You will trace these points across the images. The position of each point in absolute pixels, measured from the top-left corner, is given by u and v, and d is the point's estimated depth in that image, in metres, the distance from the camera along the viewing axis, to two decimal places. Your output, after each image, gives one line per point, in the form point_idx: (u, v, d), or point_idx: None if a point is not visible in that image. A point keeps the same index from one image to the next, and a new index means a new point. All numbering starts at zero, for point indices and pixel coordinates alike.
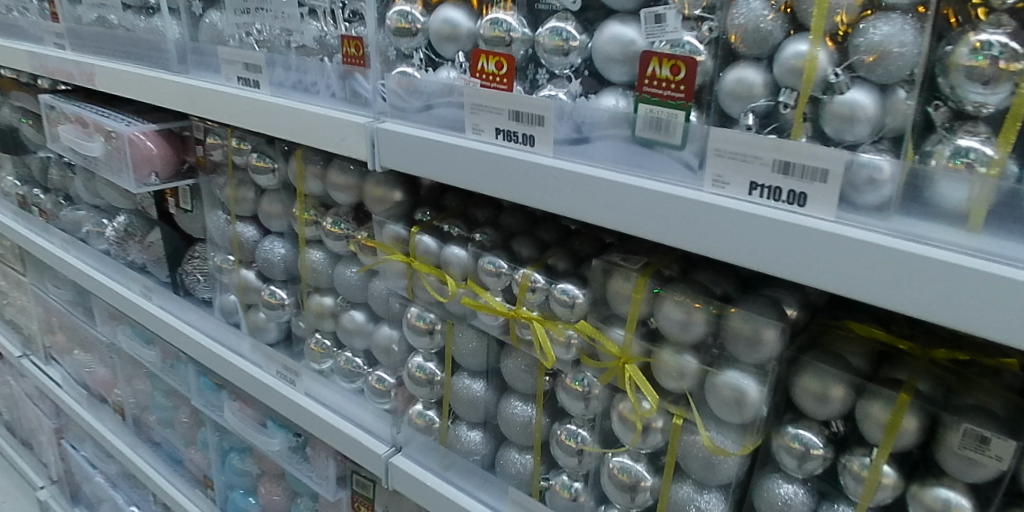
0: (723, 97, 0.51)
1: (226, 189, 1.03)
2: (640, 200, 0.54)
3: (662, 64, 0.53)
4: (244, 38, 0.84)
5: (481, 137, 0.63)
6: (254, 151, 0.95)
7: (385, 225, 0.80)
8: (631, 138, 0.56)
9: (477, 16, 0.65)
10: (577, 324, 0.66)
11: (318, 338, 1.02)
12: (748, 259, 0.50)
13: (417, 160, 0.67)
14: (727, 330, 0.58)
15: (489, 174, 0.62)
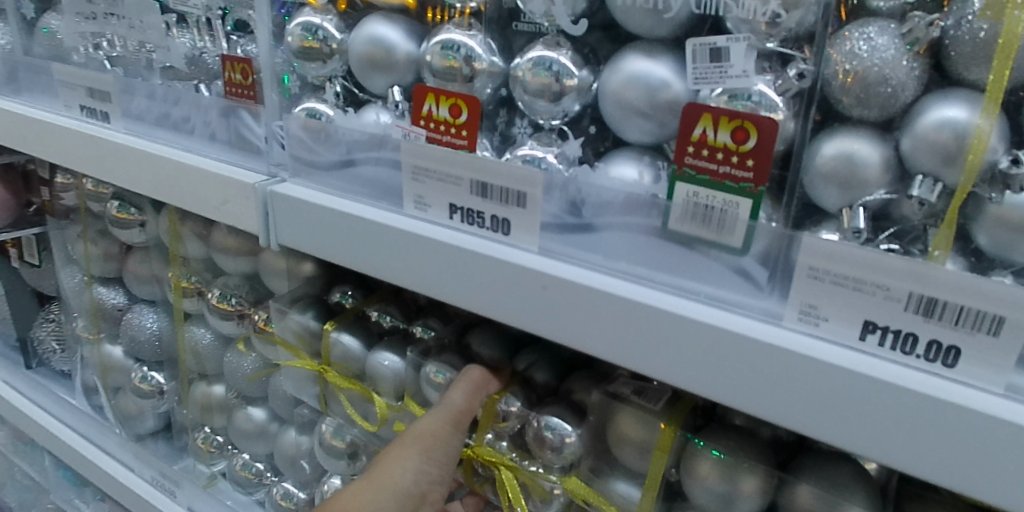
0: (813, 181, 0.34)
1: (78, 243, 0.77)
2: (677, 333, 0.35)
3: (718, 125, 0.34)
4: (91, 53, 0.61)
5: (426, 214, 0.43)
6: (114, 197, 0.69)
7: (285, 315, 0.58)
8: (660, 231, 0.37)
9: (419, 36, 0.45)
10: (565, 480, 0.46)
11: (207, 432, 0.76)
12: (854, 444, 0.31)
13: (330, 241, 0.46)
14: (790, 511, 0.39)
15: (440, 271, 0.42)
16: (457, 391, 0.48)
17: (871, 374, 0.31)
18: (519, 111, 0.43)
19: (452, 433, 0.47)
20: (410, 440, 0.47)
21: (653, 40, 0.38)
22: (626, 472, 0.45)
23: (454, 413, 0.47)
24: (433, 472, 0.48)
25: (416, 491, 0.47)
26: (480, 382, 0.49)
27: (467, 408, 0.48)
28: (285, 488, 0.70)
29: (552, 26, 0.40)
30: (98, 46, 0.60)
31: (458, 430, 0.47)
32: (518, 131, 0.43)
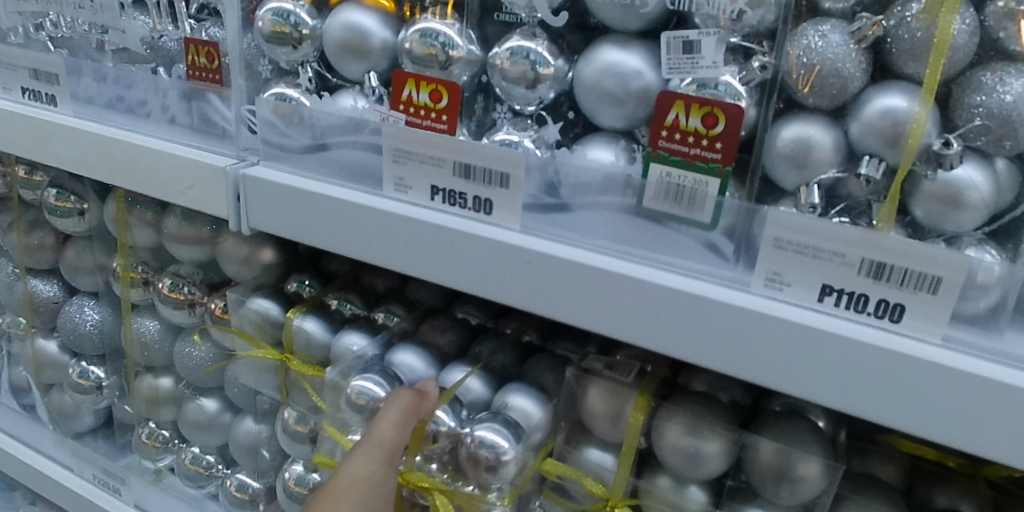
0: (773, 162, 0.38)
1: (10, 233, 0.73)
2: (655, 301, 0.38)
3: (689, 111, 0.38)
4: (32, 33, 0.58)
5: (406, 197, 0.44)
6: (51, 185, 0.66)
7: (242, 305, 0.57)
8: (635, 209, 0.40)
9: (396, 25, 0.46)
10: (538, 464, 0.48)
11: (151, 426, 0.72)
12: (816, 393, 0.35)
13: (307, 225, 0.46)
14: (752, 465, 0.44)
15: (423, 250, 0.43)
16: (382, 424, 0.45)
17: (829, 331, 0.35)
18: (496, 98, 0.45)
19: (387, 471, 0.44)
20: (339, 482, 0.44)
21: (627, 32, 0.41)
22: (599, 440, 0.48)
23: (387, 447, 0.44)
24: None
25: None
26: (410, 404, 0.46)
27: (401, 439, 0.45)
28: (240, 479, 0.68)
29: (533, 17, 0.43)
30: (42, 27, 0.58)
31: (392, 465, 0.45)
32: (498, 116, 0.45)
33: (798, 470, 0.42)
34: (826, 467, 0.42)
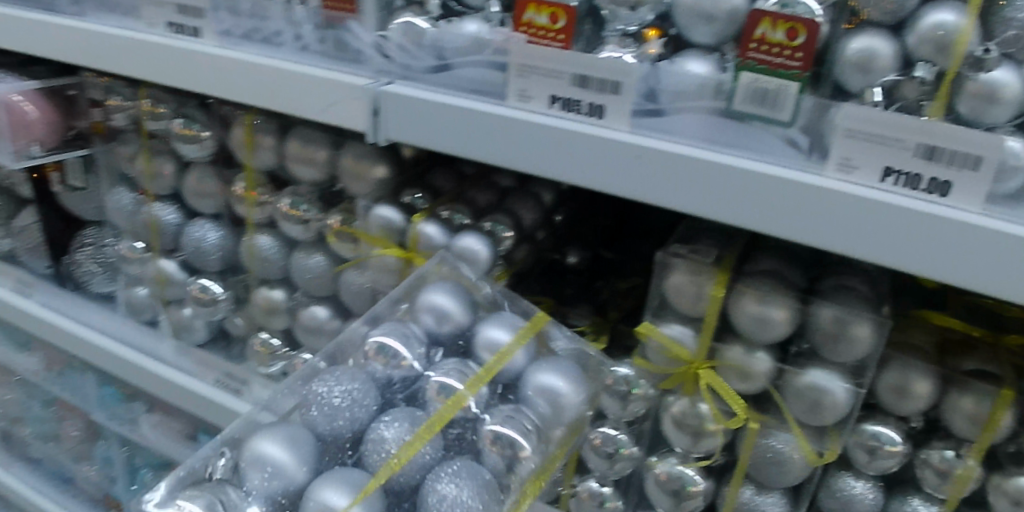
0: (843, 68, 0.47)
1: (138, 161, 0.80)
2: (743, 187, 0.47)
3: (775, 26, 0.47)
4: None
5: (528, 105, 0.51)
6: (179, 115, 0.74)
7: (370, 211, 0.64)
8: (725, 111, 0.49)
9: None
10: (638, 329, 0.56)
11: (264, 336, 0.79)
12: (875, 255, 0.44)
13: (434, 131, 0.52)
14: (814, 328, 0.53)
15: (541, 150, 0.50)
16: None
17: (890, 205, 0.43)
18: (603, 22, 0.52)
19: None
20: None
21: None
22: (679, 317, 0.56)
23: None
24: None
25: None
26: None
27: None
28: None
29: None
30: None
31: None
32: (605, 36, 0.52)
33: (852, 332, 0.51)
34: (875, 327, 0.51)
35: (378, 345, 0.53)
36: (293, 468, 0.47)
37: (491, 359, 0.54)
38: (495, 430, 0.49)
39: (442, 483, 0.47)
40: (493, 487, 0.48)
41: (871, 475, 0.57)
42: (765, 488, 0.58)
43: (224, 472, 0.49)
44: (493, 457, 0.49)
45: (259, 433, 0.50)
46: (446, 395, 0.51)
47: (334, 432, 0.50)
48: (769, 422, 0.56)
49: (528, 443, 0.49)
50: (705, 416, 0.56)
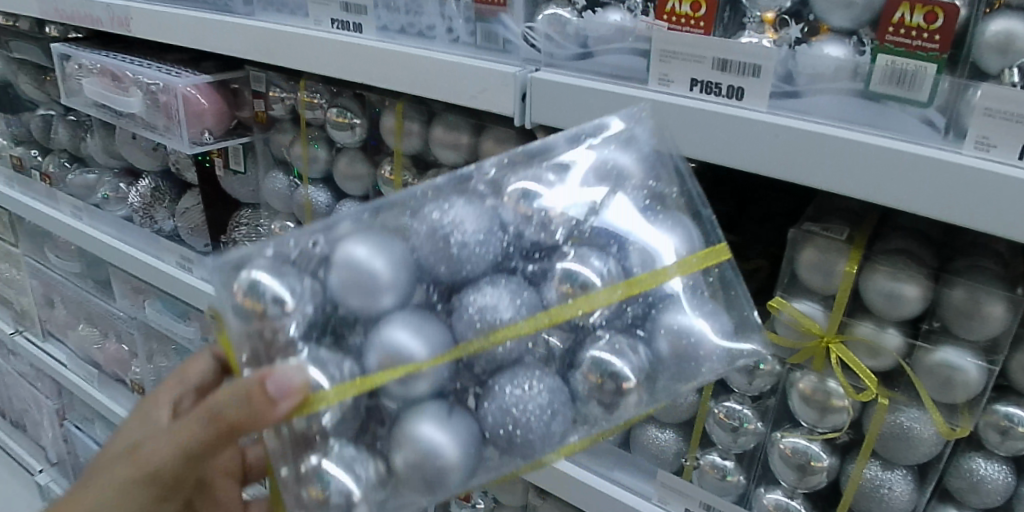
0: (981, 50, 0.49)
1: (295, 147, 0.84)
2: (877, 162, 0.49)
3: (913, 10, 0.49)
4: None
5: (669, 89, 0.55)
6: (332, 105, 0.79)
7: None
8: (862, 92, 0.50)
9: None
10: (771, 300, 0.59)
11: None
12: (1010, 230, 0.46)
13: (575, 117, 0.58)
14: (945, 305, 0.54)
15: (682, 129, 0.54)
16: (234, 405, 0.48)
17: (1004, 175, 0.45)
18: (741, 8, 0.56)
19: (209, 422, 0.50)
20: (204, 433, 0.51)
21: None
22: (809, 292, 0.59)
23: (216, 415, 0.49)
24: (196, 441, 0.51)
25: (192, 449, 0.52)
26: (252, 397, 0.45)
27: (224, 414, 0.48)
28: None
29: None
30: None
31: (211, 418, 0.49)
32: (745, 21, 0.56)
33: (986, 310, 0.51)
34: (1008, 306, 0.51)
35: (522, 190, 0.53)
36: (389, 299, 0.48)
37: (645, 272, 0.50)
38: (602, 359, 0.49)
39: (518, 385, 0.49)
40: (563, 399, 0.50)
41: (1003, 457, 0.56)
42: (892, 466, 0.59)
43: (315, 253, 0.52)
44: (580, 375, 0.50)
45: (371, 231, 0.52)
46: (578, 300, 0.49)
47: (441, 273, 0.51)
48: (898, 398, 0.57)
49: (631, 376, 0.49)
50: (834, 392, 0.57)
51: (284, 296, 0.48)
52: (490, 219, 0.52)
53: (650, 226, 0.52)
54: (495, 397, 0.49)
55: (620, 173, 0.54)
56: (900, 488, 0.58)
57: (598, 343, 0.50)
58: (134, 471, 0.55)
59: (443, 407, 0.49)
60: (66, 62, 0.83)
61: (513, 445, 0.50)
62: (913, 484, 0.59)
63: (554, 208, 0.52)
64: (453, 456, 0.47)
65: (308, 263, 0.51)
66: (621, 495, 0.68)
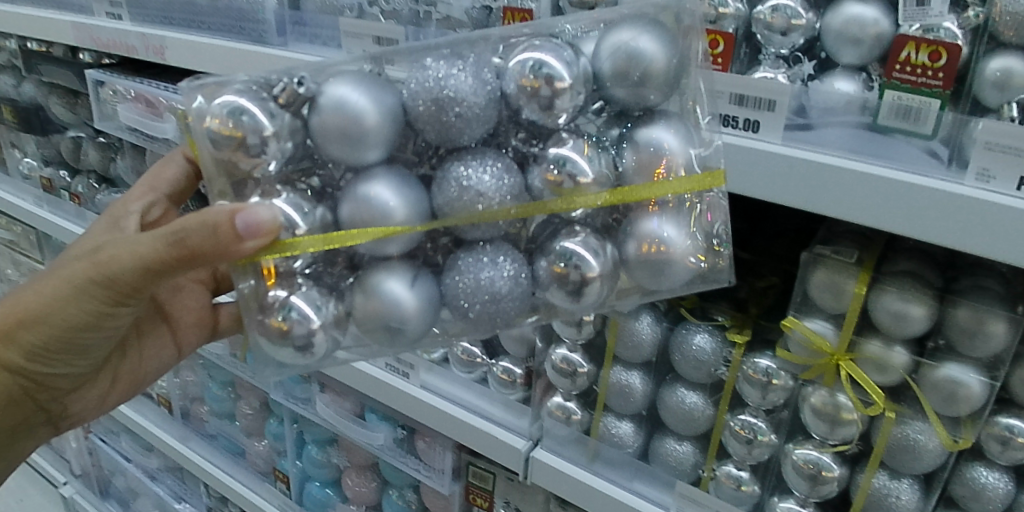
0: (981, 86, 0.53)
1: None
2: (887, 191, 0.51)
3: (919, 49, 0.53)
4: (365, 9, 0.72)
5: None
6: None
7: None
8: (872, 126, 0.54)
9: None
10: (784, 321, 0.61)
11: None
12: (1008, 254, 0.49)
13: None
14: (949, 323, 0.57)
15: None
16: (191, 222, 0.51)
17: (1003, 205, 0.48)
18: (757, 45, 0.60)
19: (162, 238, 0.54)
20: (158, 246, 0.54)
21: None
22: (820, 312, 0.62)
23: (171, 236, 0.53)
24: (150, 259, 0.55)
25: (147, 264, 0.56)
26: (219, 230, 0.49)
27: (179, 236, 0.52)
28: (558, 400, 0.74)
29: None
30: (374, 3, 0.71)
31: (165, 237, 0.53)
32: (762, 58, 0.59)
33: (988, 328, 0.55)
34: (1009, 325, 0.55)
35: (533, 61, 0.49)
36: (375, 155, 0.51)
37: (641, 183, 0.51)
38: (570, 249, 0.52)
39: (485, 263, 0.53)
40: (524, 277, 0.54)
41: (1004, 466, 0.60)
42: (898, 475, 0.62)
43: (299, 94, 0.51)
44: (545, 259, 0.54)
45: (366, 80, 0.52)
46: (565, 193, 0.51)
47: (430, 137, 0.52)
48: (905, 411, 0.60)
49: (596, 265, 0.52)
50: (844, 405, 0.61)
51: (264, 125, 0.49)
52: (490, 84, 0.51)
53: (653, 124, 0.52)
54: (459, 264, 0.54)
55: (640, 53, 0.49)
56: (906, 497, 0.62)
57: (573, 234, 0.53)
58: (90, 270, 0.60)
59: (409, 270, 0.54)
60: (100, 88, 0.87)
61: (468, 316, 0.54)
62: (919, 493, 0.62)
63: (564, 80, 0.49)
64: (411, 315, 0.53)
65: (294, 106, 0.51)
66: (640, 505, 0.72)
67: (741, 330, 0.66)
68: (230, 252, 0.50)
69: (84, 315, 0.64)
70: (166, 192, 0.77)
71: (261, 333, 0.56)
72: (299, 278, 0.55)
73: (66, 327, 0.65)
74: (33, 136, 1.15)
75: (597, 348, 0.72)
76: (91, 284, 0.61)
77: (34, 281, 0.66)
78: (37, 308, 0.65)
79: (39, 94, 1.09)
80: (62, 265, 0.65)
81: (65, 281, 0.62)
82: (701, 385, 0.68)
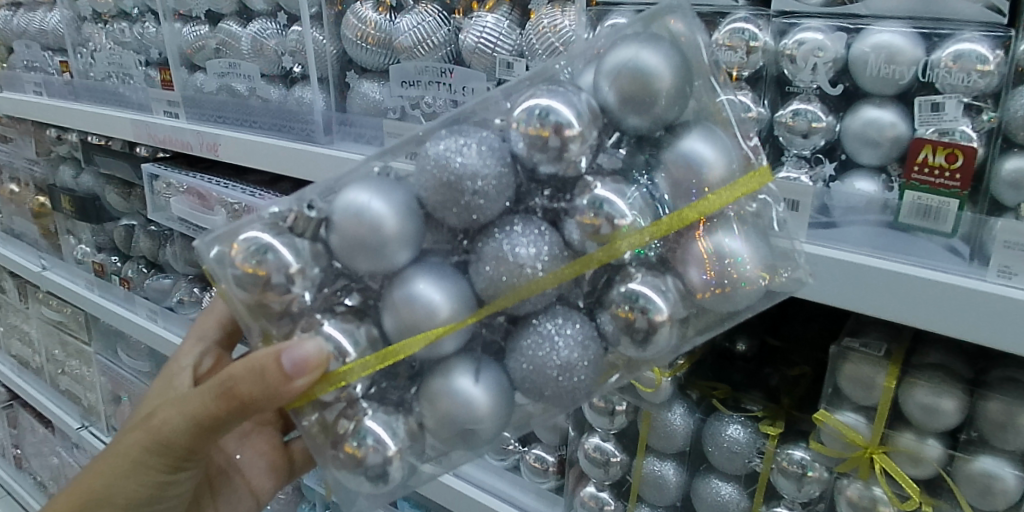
0: (999, 186, 0.54)
1: None
2: (914, 295, 0.52)
3: (935, 151, 0.55)
4: (407, 111, 0.77)
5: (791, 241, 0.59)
6: None
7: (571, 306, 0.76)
8: (893, 223, 0.57)
9: None
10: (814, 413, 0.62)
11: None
12: None
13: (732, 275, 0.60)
14: (982, 417, 0.57)
15: None
16: (242, 378, 0.50)
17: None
18: (780, 147, 0.63)
19: (216, 397, 0.53)
20: (218, 406, 0.53)
21: (892, 19, 0.57)
22: (851, 404, 0.62)
23: (226, 393, 0.52)
24: (208, 422, 0.54)
25: (206, 426, 0.55)
26: (267, 373, 0.48)
27: (235, 391, 0.51)
28: (592, 489, 0.75)
29: (811, 87, 0.60)
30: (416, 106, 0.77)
31: (219, 395, 0.53)
32: (785, 159, 0.63)
33: (1019, 421, 0.55)
34: None
35: (539, 108, 0.46)
36: (405, 255, 0.48)
37: (688, 207, 0.47)
38: (636, 293, 0.48)
39: (551, 343, 0.48)
40: (592, 338, 0.49)
41: None
42: None
43: (311, 217, 0.49)
44: (608, 315, 0.49)
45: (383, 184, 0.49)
46: (607, 239, 0.47)
47: (453, 224, 0.48)
48: (942, 505, 0.59)
49: (665, 308, 0.48)
50: (880, 498, 0.61)
51: (289, 262, 0.48)
52: (504, 158, 0.48)
53: (682, 141, 0.48)
54: (521, 343, 0.49)
55: (649, 75, 0.46)
56: None
57: (631, 276, 0.49)
58: (145, 437, 0.59)
59: (467, 361, 0.49)
60: (155, 180, 0.95)
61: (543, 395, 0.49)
62: None
63: (574, 128, 0.46)
64: (484, 414, 0.48)
65: (309, 228, 0.49)
66: None
67: (773, 422, 0.67)
68: (285, 392, 0.48)
69: (142, 489, 0.61)
70: (216, 337, 0.74)
71: (338, 465, 0.52)
72: (363, 401, 0.51)
73: (125, 506, 0.61)
74: (88, 224, 1.23)
75: (629, 437, 0.73)
76: (147, 447, 0.59)
77: (93, 462, 0.63)
78: (100, 495, 0.61)
79: (100, 185, 1.18)
80: (114, 443, 0.63)
81: (117, 457, 0.60)
82: (735, 476, 0.69)
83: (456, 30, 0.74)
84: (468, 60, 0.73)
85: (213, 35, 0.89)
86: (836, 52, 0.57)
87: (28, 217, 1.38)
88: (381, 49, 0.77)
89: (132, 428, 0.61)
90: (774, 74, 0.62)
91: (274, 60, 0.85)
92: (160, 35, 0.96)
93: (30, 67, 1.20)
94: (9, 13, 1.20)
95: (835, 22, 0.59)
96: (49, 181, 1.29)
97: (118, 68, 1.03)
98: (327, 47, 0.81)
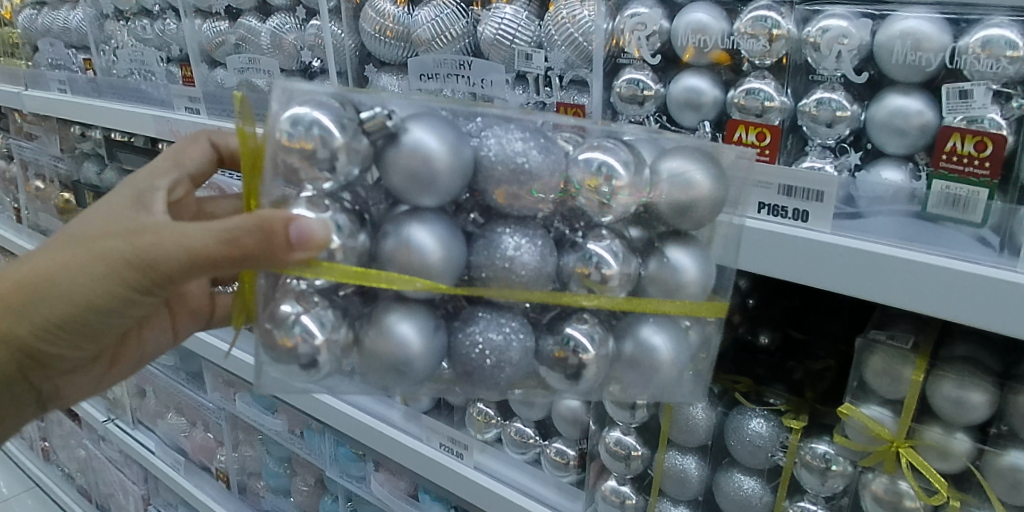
0: None
1: None
2: (940, 286, 0.51)
3: (964, 139, 0.54)
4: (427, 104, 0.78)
5: (789, 221, 0.59)
6: None
7: None
8: (919, 214, 0.55)
9: (733, 81, 0.63)
10: (841, 407, 0.61)
11: (479, 406, 0.85)
12: None
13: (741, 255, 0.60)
14: (1013, 412, 0.55)
15: (786, 258, 0.58)
16: (237, 228, 0.47)
17: None
18: (803, 136, 0.62)
19: (196, 229, 0.49)
20: (205, 240, 0.48)
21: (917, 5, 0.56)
22: (879, 399, 0.61)
23: (211, 228, 0.49)
24: (172, 244, 0.51)
25: (173, 251, 0.50)
26: (269, 233, 0.46)
27: (222, 225, 0.48)
28: (613, 483, 0.75)
29: (835, 75, 0.59)
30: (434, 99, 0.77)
31: (202, 228, 0.49)
32: (809, 148, 0.62)
33: None
34: None
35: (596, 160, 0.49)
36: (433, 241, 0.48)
37: (659, 298, 0.50)
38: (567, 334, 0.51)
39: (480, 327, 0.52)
40: (520, 350, 0.52)
41: None
42: None
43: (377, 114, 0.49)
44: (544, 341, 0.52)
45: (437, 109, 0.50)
46: (593, 287, 0.50)
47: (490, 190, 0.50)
48: (971, 500, 0.58)
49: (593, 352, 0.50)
50: (906, 494, 0.59)
51: (336, 137, 0.47)
52: (552, 154, 0.50)
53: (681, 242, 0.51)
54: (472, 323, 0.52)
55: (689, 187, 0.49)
56: None
57: (582, 321, 0.51)
58: (129, 249, 0.54)
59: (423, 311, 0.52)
60: None
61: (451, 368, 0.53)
62: None
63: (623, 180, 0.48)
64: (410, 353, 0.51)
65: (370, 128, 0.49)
66: None
67: (797, 416, 0.66)
68: (278, 259, 0.47)
69: (107, 297, 0.58)
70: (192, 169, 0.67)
71: (265, 340, 0.53)
72: (313, 295, 0.52)
73: (76, 307, 0.59)
74: None
75: (650, 431, 0.73)
76: (127, 260, 0.55)
77: (54, 247, 0.59)
78: (62, 284, 0.58)
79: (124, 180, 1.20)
80: (81, 238, 0.58)
81: (90, 257, 0.56)
82: (758, 470, 0.68)
83: (474, 21, 0.74)
84: (486, 52, 0.73)
85: (233, 30, 0.90)
86: (861, 39, 0.56)
87: (53, 213, 1.40)
88: (399, 42, 0.77)
89: (100, 234, 0.56)
90: (798, 62, 0.61)
91: (294, 55, 0.86)
92: (181, 32, 0.97)
93: (54, 65, 1.22)
94: (33, 12, 1.21)
95: (859, 9, 0.57)
96: (74, 178, 1.31)
97: (141, 65, 1.05)
98: (345, 41, 0.82)
